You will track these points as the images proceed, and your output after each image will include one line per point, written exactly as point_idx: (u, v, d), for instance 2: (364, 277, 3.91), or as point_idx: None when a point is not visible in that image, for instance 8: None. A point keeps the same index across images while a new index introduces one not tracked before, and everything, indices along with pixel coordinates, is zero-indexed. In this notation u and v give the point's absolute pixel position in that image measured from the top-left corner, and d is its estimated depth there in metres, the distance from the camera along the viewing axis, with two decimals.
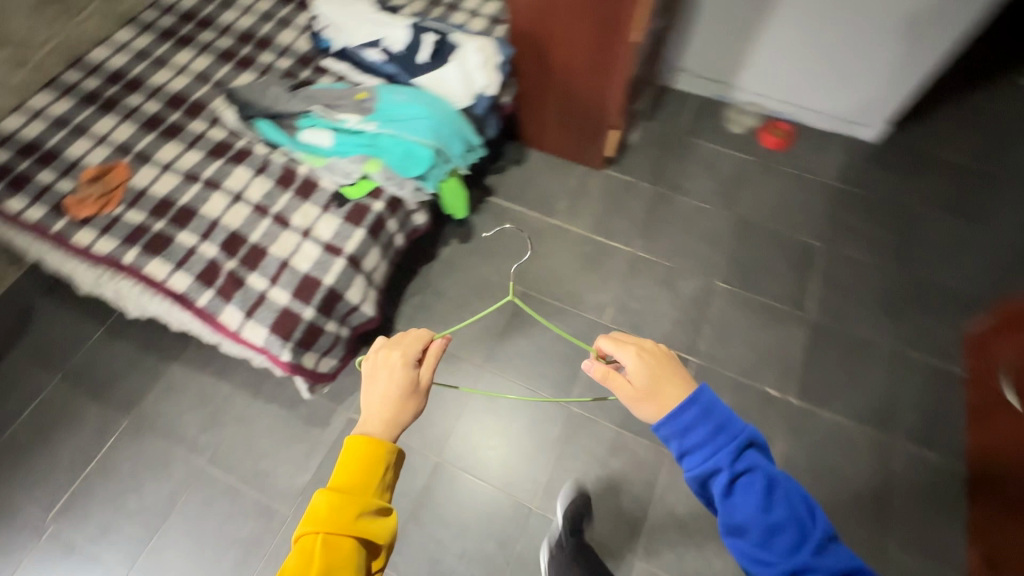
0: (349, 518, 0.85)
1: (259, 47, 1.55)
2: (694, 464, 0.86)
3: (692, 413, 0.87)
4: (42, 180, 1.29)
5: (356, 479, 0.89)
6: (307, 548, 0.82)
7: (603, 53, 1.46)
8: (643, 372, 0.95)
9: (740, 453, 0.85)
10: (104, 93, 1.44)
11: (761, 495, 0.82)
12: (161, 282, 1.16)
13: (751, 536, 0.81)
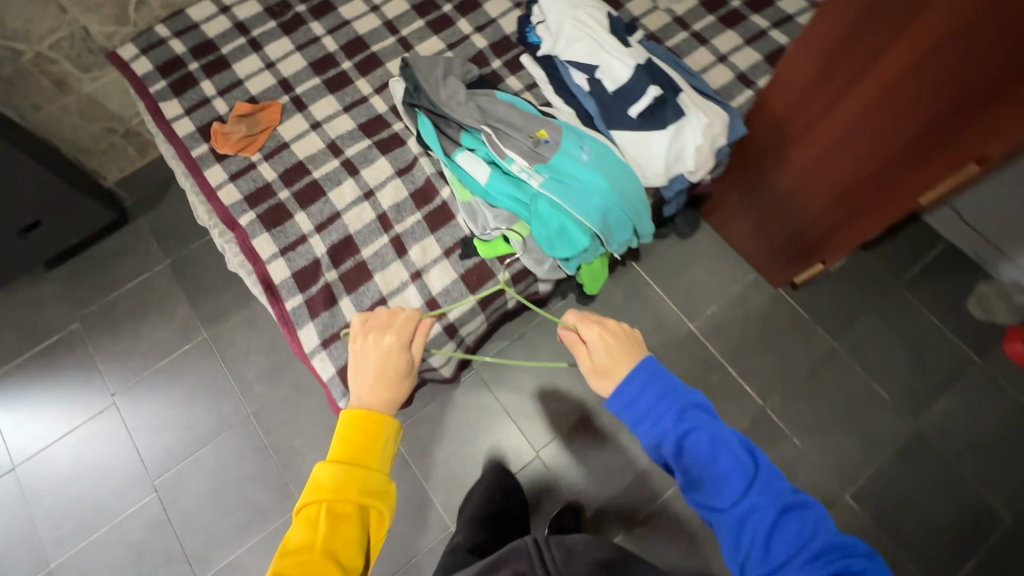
0: (353, 492, 0.79)
1: (463, 12, 1.31)
2: (666, 426, 0.81)
3: (638, 380, 0.85)
4: (203, 90, 1.23)
5: (361, 450, 0.83)
6: (312, 528, 0.76)
7: (863, 189, 1.07)
8: (601, 349, 0.92)
9: (684, 413, 0.82)
10: (294, 9, 1.32)
11: (721, 479, 0.77)
12: (261, 261, 1.08)
13: (711, 502, 0.77)
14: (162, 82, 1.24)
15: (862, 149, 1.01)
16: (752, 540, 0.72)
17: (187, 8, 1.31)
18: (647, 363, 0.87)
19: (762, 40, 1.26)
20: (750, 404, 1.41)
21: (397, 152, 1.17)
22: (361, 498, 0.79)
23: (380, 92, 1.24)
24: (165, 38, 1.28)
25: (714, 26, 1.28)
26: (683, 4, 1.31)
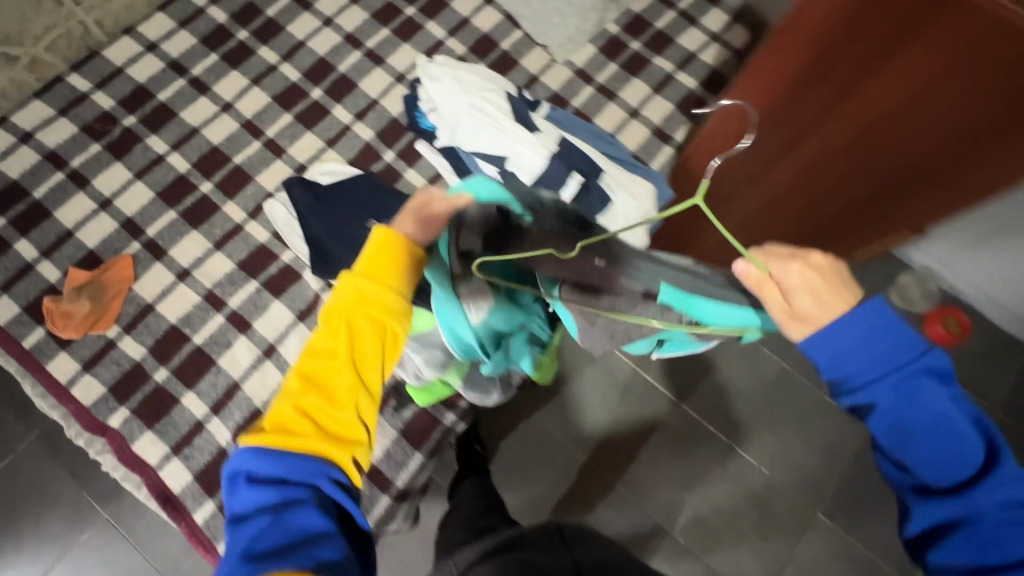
0: (370, 317, 0.62)
1: (340, 93, 1.12)
2: (919, 394, 0.49)
3: (888, 340, 0.48)
4: (21, 253, 0.96)
5: (387, 263, 0.62)
6: (314, 374, 0.63)
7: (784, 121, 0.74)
8: (810, 285, 0.48)
9: (937, 386, 0.49)
10: (121, 120, 1.06)
11: (927, 424, 0.49)
12: (150, 470, 0.88)
13: (916, 407, 0.49)
14: None
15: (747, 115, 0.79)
16: (951, 455, 0.50)
17: None
18: (877, 306, 0.49)
19: (671, 85, 1.18)
20: (716, 446, 1.40)
21: (294, 291, 0.99)
22: (376, 326, 0.63)
23: (255, 215, 1.03)
24: None
25: (619, 75, 1.18)
26: (583, 52, 1.20)
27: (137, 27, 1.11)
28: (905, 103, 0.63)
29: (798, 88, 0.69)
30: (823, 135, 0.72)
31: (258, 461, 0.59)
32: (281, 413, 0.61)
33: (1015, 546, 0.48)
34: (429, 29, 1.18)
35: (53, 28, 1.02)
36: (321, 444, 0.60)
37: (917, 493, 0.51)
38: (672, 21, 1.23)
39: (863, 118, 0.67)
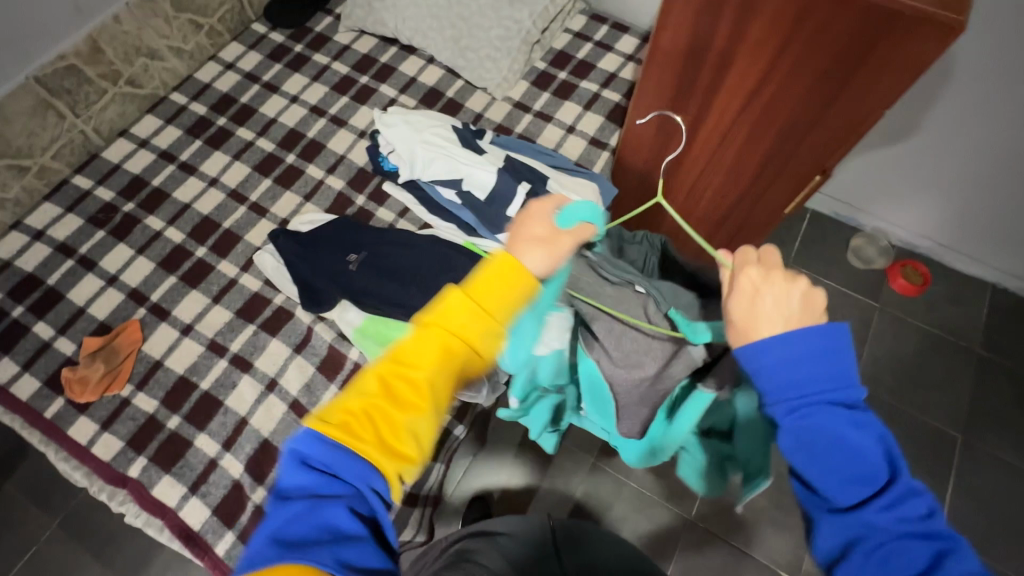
0: (466, 339, 0.61)
1: (311, 154, 1.27)
2: (835, 417, 0.53)
3: (807, 361, 0.53)
4: (38, 334, 1.06)
5: (500, 284, 0.62)
6: (399, 376, 0.61)
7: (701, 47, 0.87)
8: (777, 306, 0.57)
9: (851, 415, 0.54)
10: (122, 207, 1.19)
11: (836, 443, 0.53)
12: (170, 511, 0.92)
13: (837, 431, 0.53)
14: None
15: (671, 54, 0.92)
16: (858, 480, 0.53)
17: None
18: (836, 334, 0.54)
19: (598, 102, 1.34)
20: None
21: (288, 328, 1.08)
22: (476, 354, 0.62)
23: (247, 269, 1.14)
24: None
25: (552, 101, 1.34)
26: (518, 88, 1.37)
27: (130, 130, 1.28)
28: (790, 39, 0.78)
29: (699, 26, 0.85)
30: (735, 70, 0.87)
31: (312, 446, 0.58)
32: (350, 406, 0.61)
33: (900, 560, 0.51)
34: (382, 91, 1.36)
35: (58, 140, 1.18)
36: (376, 452, 0.59)
37: (823, 507, 0.55)
38: (591, 51, 1.41)
39: (760, 50, 0.82)
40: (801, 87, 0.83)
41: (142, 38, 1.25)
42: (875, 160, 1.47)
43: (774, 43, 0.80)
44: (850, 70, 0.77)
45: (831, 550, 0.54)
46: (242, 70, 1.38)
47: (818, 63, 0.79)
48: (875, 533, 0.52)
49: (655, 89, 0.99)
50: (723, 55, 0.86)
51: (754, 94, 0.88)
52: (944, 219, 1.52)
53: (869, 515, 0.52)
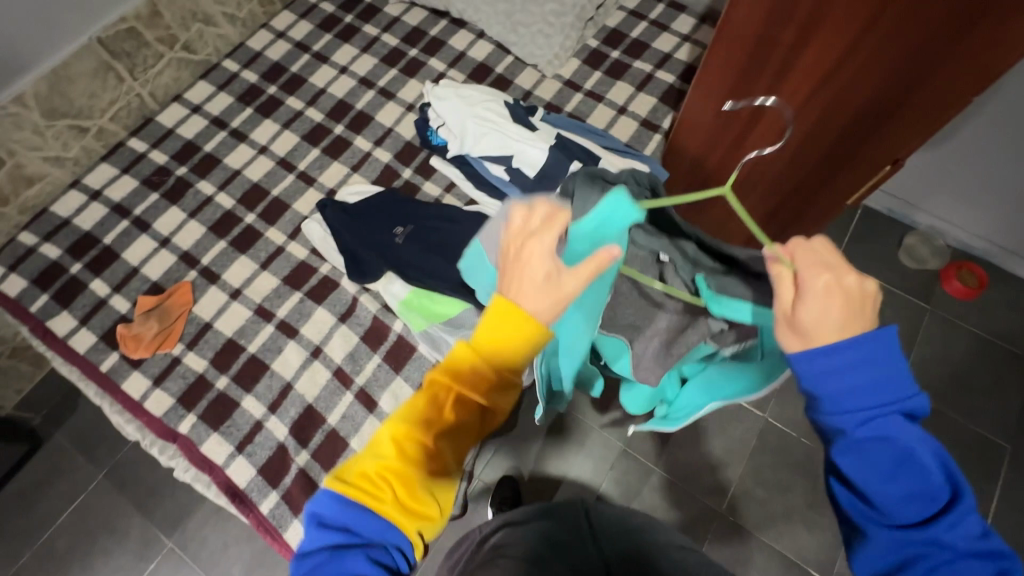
0: (474, 393, 0.62)
1: (359, 126, 1.27)
2: (897, 432, 0.52)
3: (861, 377, 0.52)
4: (95, 291, 1.09)
5: (503, 336, 0.58)
6: (411, 433, 0.63)
7: (775, 27, 0.83)
8: (827, 299, 0.51)
9: (910, 430, 0.53)
10: (175, 171, 1.21)
11: (896, 460, 0.52)
12: (218, 468, 0.95)
13: (895, 451, 0.52)
14: (42, 296, 1.08)
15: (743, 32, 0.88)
16: (924, 505, 0.53)
17: (51, 204, 1.17)
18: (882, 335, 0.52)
19: (652, 82, 1.30)
20: (753, 421, 1.39)
21: (334, 298, 1.09)
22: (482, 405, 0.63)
23: (295, 237, 1.15)
24: (34, 245, 1.13)
25: (604, 80, 1.31)
26: (569, 65, 1.34)
27: (184, 95, 1.30)
28: (878, 16, 0.74)
29: (774, 7, 0.81)
30: (811, 50, 0.83)
31: (331, 507, 0.62)
32: (366, 470, 0.63)
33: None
34: (431, 65, 1.34)
35: (116, 102, 1.20)
36: (396, 511, 0.61)
37: (877, 523, 0.54)
38: (645, 30, 1.37)
39: (842, 30, 0.78)
40: (884, 69, 0.79)
41: (199, 4, 1.26)
42: (936, 156, 1.41)
43: (857, 26, 0.76)
44: (942, 51, 0.73)
45: (876, 565, 0.54)
46: (293, 39, 1.38)
47: (906, 43, 0.75)
48: (931, 550, 0.52)
49: (720, 69, 0.95)
50: (800, 35, 0.82)
51: (829, 76, 0.85)
52: (1008, 222, 1.44)
53: (928, 533, 0.52)
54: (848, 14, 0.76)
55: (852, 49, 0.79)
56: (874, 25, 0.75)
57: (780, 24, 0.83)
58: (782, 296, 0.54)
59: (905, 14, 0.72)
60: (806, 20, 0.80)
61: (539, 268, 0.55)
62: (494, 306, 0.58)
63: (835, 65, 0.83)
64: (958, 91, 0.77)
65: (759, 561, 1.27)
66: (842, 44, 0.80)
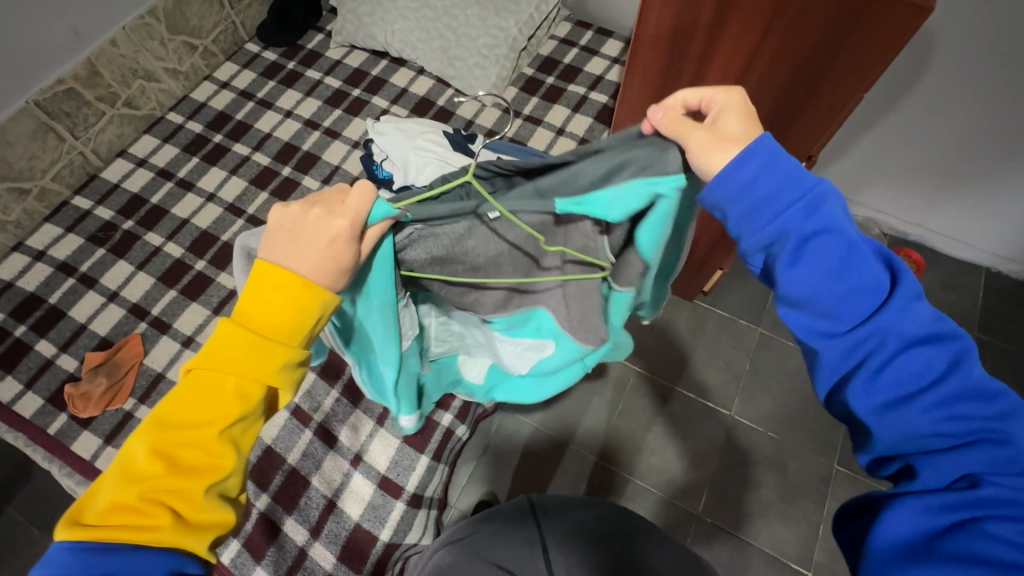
0: (255, 379, 0.53)
1: (307, 167, 1.29)
2: (812, 216, 0.54)
3: (757, 168, 0.54)
4: (41, 352, 1.07)
5: (286, 309, 0.52)
6: (174, 443, 0.52)
7: (684, 37, 0.89)
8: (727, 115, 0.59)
9: (821, 213, 0.54)
10: (121, 225, 1.21)
11: (842, 253, 0.53)
12: None
13: (818, 238, 0.53)
14: None
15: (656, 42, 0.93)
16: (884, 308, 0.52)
17: None
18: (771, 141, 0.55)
19: (586, 103, 1.36)
20: (720, 420, 1.42)
21: None
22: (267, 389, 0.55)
23: None
24: None
25: (541, 104, 1.37)
26: (507, 93, 1.39)
27: (129, 150, 1.31)
28: (769, 27, 0.80)
29: (679, 18, 0.87)
30: (718, 61, 0.89)
31: (76, 567, 0.48)
32: (120, 500, 0.51)
33: (906, 370, 0.51)
34: (374, 102, 1.38)
35: (58, 161, 1.21)
36: (174, 534, 0.50)
37: (831, 334, 0.54)
38: (576, 56, 1.44)
39: (741, 41, 0.84)
40: (783, 74, 0.85)
41: (139, 61, 1.28)
42: (858, 151, 1.50)
43: (754, 33, 0.82)
44: (829, 55, 0.79)
45: (835, 372, 0.54)
46: (236, 88, 1.41)
47: (797, 49, 0.81)
48: (879, 342, 0.52)
49: (642, 84, 1.02)
50: (706, 48, 0.88)
51: (738, 83, 0.90)
52: (934, 205, 1.53)
53: (874, 324, 0.52)
54: (745, 23, 0.82)
55: (754, 55, 0.85)
56: (768, 31, 0.81)
57: (687, 34, 0.88)
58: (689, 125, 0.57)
59: (793, 21, 0.78)
60: (709, 29, 0.86)
61: (335, 250, 0.51)
62: (260, 275, 0.52)
63: (742, 70, 0.88)
64: (852, 90, 0.82)
65: (739, 560, 1.28)
66: (744, 51, 0.85)
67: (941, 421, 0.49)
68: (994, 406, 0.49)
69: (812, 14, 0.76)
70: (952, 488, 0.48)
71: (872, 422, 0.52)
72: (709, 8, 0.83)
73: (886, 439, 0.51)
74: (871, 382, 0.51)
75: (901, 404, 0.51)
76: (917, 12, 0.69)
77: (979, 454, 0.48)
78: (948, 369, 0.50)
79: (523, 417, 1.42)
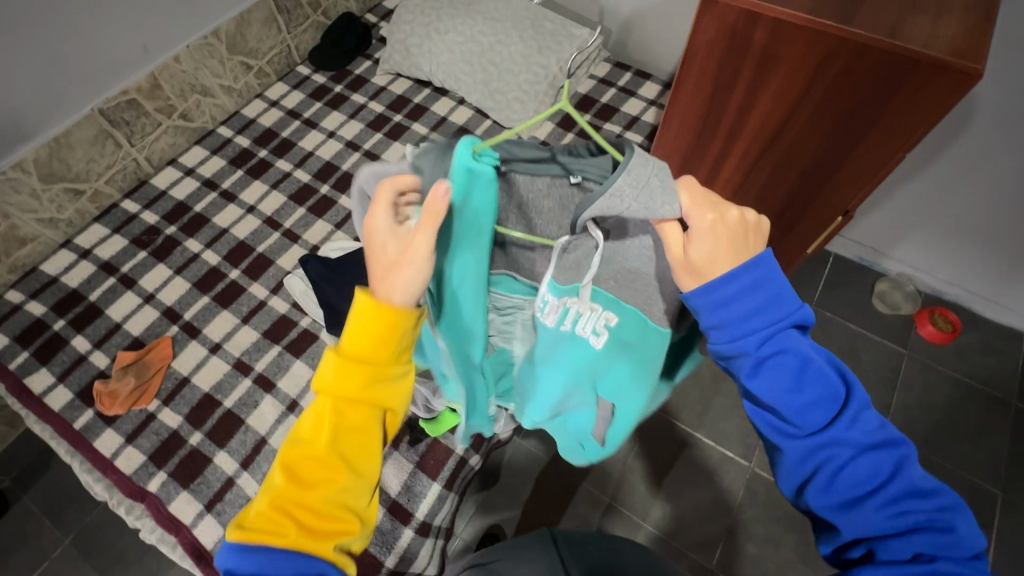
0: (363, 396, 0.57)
1: (345, 186, 1.34)
2: (781, 334, 0.56)
3: (739, 283, 0.55)
4: (76, 347, 1.10)
5: (378, 338, 0.55)
6: (301, 456, 0.56)
7: (723, 90, 0.90)
8: (715, 233, 0.55)
9: (788, 329, 0.57)
10: (164, 230, 1.26)
11: (797, 368, 0.57)
12: (185, 529, 0.92)
13: (789, 365, 0.57)
14: (22, 353, 1.09)
15: (695, 93, 0.94)
16: (831, 422, 0.57)
17: (41, 264, 1.21)
18: (766, 259, 0.56)
19: None
20: (739, 471, 1.37)
21: (313, 350, 1.10)
22: (369, 408, 0.58)
23: (277, 291, 1.18)
24: (19, 303, 1.15)
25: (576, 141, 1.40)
26: (542, 128, 1.43)
27: (179, 159, 1.38)
28: (812, 82, 0.81)
29: (721, 72, 0.88)
30: (757, 114, 0.90)
31: (232, 559, 0.53)
32: (263, 509, 0.55)
33: (863, 473, 0.55)
34: (414, 129, 1.43)
35: (113, 166, 1.27)
36: (301, 538, 0.53)
37: (792, 436, 0.58)
38: (614, 96, 1.47)
39: (782, 95, 0.85)
40: (823, 127, 0.85)
41: (198, 77, 1.35)
42: (894, 204, 1.48)
43: (795, 91, 0.83)
44: (872, 111, 0.79)
45: (797, 473, 0.58)
46: (285, 107, 1.47)
47: (839, 104, 0.81)
48: (835, 451, 0.56)
49: (678, 131, 1.03)
50: (746, 99, 0.89)
51: (777, 136, 0.91)
52: (971, 266, 1.50)
53: (831, 435, 0.56)
54: (787, 80, 0.83)
55: (793, 110, 0.86)
56: (810, 90, 0.82)
57: (728, 87, 0.89)
58: (674, 228, 0.57)
59: (836, 81, 0.79)
60: (751, 84, 0.87)
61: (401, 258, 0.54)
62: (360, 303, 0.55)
63: (780, 123, 0.89)
64: (893, 147, 0.82)
65: None
66: (784, 107, 0.86)
67: (889, 516, 0.54)
68: (935, 497, 0.55)
69: (855, 76, 0.77)
70: (912, 563, 0.52)
71: (835, 518, 0.57)
72: (751, 64, 0.84)
73: (843, 526, 0.57)
74: (828, 487, 0.56)
75: (857, 502, 0.55)
76: (967, 77, 0.69)
77: (929, 537, 0.53)
78: (890, 473, 0.55)
79: (536, 449, 1.39)
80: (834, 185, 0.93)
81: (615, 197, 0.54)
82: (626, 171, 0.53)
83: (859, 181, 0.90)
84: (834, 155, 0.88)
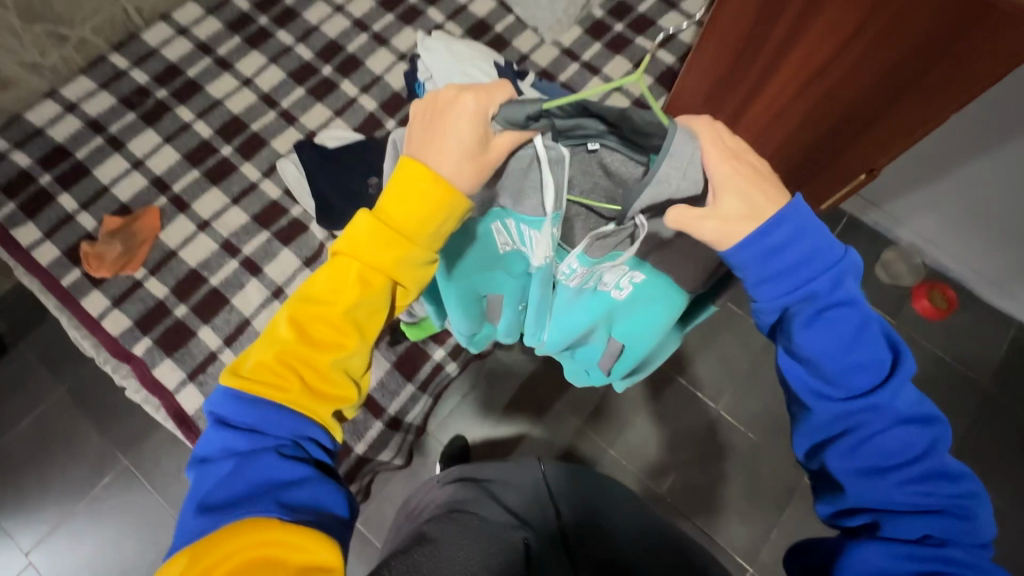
0: (382, 267, 0.53)
1: (349, 69, 1.24)
2: (830, 291, 0.56)
3: (783, 234, 0.54)
4: (63, 205, 1.09)
5: (413, 207, 0.52)
6: (312, 316, 0.54)
7: (772, 16, 0.80)
8: (738, 175, 0.54)
9: (840, 286, 0.56)
10: (154, 93, 1.19)
11: (850, 331, 0.56)
12: (169, 393, 0.97)
13: (837, 320, 0.56)
14: (9, 204, 1.08)
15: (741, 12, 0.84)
16: (867, 386, 0.56)
17: (25, 112, 1.15)
18: (808, 214, 0.55)
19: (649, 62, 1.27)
20: (704, 412, 1.43)
21: (302, 240, 1.09)
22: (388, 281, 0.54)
23: (269, 175, 1.14)
24: (4, 151, 1.12)
25: (603, 52, 1.28)
26: (569, 32, 1.30)
27: (171, 15, 1.26)
28: (866, 19, 0.71)
29: None
30: (798, 49, 0.81)
31: (231, 405, 0.53)
32: (264, 358, 0.53)
33: (892, 443, 0.55)
34: (429, 15, 1.30)
35: (99, 12, 1.16)
36: (306, 398, 0.53)
37: (826, 398, 0.57)
38: (653, 5, 1.33)
39: (833, 28, 0.75)
40: (869, 76, 0.77)
41: None
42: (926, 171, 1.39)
43: (847, 27, 0.74)
44: (928, 61, 0.70)
45: (815, 433, 0.59)
46: None
47: (893, 51, 0.72)
48: (870, 417, 0.56)
49: (714, 54, 0.94)
50: (791, 31, 0.80)
51: (816, 78, 0.82)
52: (986, 248, 1.45)
53: (868, 400, 0.56)
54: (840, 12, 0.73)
55: (839, 51, 0.77)
56: (863, 30, 0.72)
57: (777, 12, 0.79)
58: (695, 177, 0.55)
59: (894, 21, 0.69)
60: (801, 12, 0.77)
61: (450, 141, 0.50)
62: (405, 168, 0.51)
63: (823, 64, 0.80)
64: (934, 106, 0.76)
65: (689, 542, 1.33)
66: (831, 45, 0.77)
67: (908, 491, 0.54)
68: (955, 481, 0.55)
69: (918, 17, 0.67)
70: (921, 543, 0.52)
71: (849, 484, 0.57)
72: None
73: (855, 493, 0.56)
74: (854, 451, 0.56)
75: (879, 472, 0.55)
76: None
77: (942, 518, 0.53)
78: (918, 449, 0.55)
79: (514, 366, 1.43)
80: (867, 137, 0.86)
81: (662, 183, 0.55)
82: (670, 156, 0.53)
83: (896, 135, 0.83)
84: (873, 106, 0.80)
